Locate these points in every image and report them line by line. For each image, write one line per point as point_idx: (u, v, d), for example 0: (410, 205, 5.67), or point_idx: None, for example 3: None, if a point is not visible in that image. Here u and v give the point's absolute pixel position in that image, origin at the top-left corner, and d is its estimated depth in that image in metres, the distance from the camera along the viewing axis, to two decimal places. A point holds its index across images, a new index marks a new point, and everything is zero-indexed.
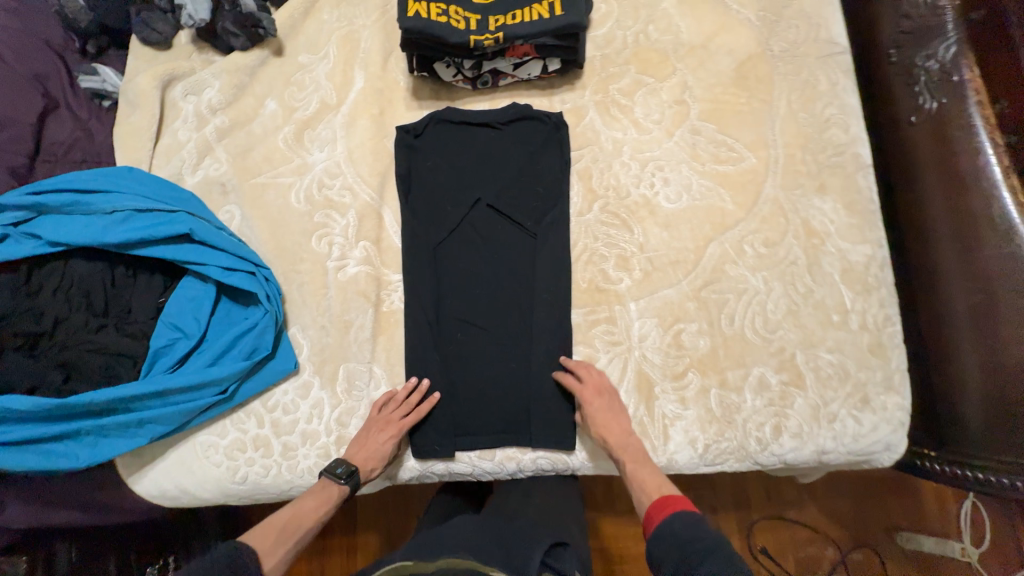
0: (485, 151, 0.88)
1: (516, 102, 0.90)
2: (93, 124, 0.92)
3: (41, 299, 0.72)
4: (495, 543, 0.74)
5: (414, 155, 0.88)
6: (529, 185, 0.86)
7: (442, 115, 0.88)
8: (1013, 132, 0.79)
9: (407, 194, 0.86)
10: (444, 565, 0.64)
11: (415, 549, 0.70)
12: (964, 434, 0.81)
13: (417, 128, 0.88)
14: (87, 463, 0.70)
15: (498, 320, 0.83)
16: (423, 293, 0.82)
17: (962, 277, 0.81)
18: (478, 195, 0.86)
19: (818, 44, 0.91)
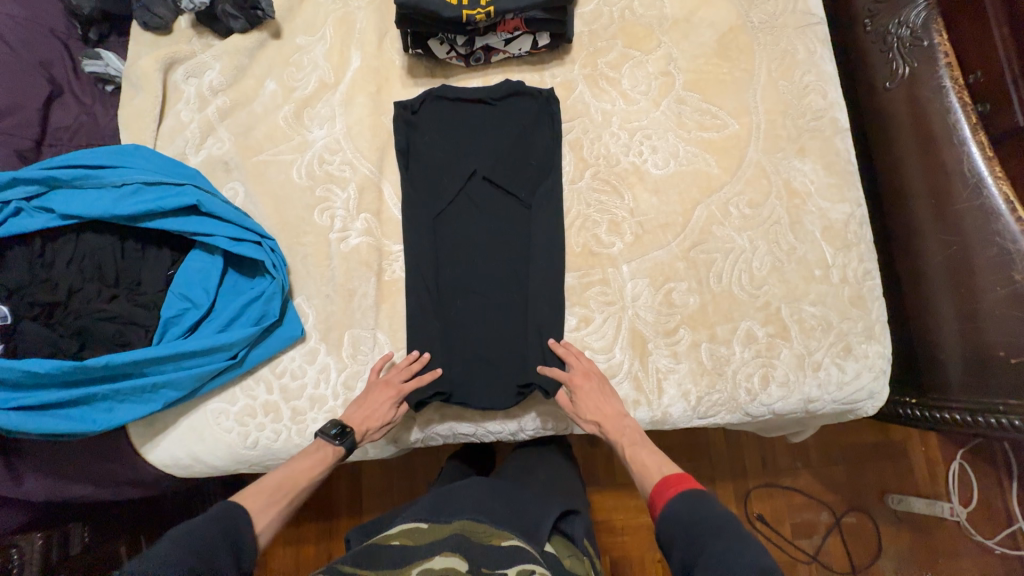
0: (478, 121, 0.91)
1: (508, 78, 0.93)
2: (97, 108, 0.94)
3: (55, 270, 0.75)
4: (504, 503, 0.77)
5: (412, 131, 0.90)
6: (521, 160, 0.90)
7: (438, 92, 0.91)
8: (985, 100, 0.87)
9: (407, 168, 0.90)
10: (458, 529, 0.68)
11: (428, 508, 0.74)
12: (945, 380, 0.86)
13: (415, 104, 0.90)
14: (105, 426, 0.73)
15: (495, 282, 0.87)
16: (423, 254, 0.86)
17: (937, 230, 0.85)
18: (474, 167, 0.89)
19: (795, 15, 0.95)
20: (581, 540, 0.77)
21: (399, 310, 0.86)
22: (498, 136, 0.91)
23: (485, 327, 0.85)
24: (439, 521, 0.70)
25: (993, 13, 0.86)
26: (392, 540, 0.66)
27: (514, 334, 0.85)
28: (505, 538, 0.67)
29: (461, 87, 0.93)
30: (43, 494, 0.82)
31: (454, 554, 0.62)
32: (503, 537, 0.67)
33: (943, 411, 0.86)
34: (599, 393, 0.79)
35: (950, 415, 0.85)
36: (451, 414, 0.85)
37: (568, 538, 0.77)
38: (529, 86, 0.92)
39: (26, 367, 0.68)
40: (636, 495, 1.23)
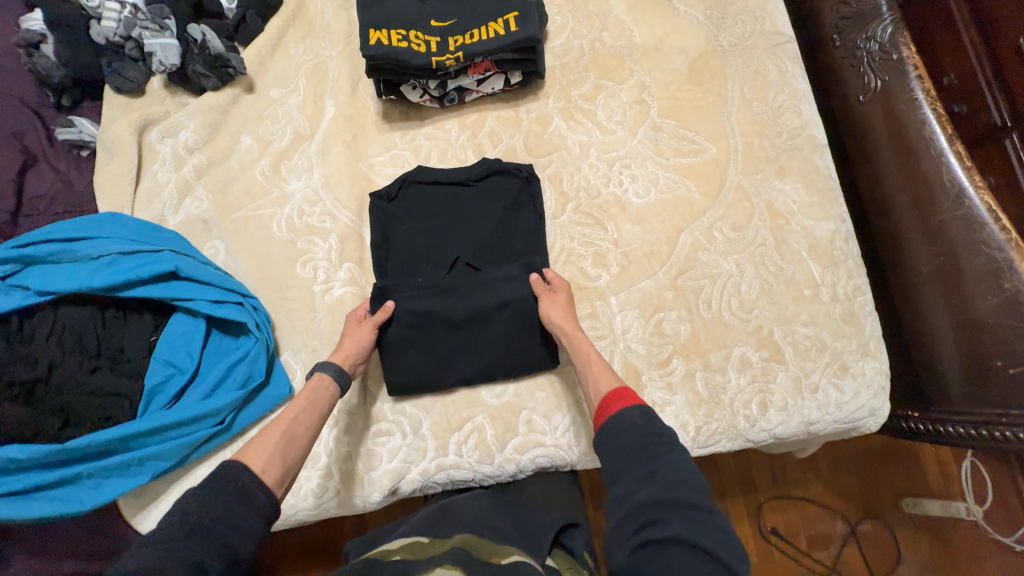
0: (456, 189, 0.90)
1: (485, 157, 0.92)
2: (73, 175, 0.93)
3: (35, 346, 0.74)
4: (508, 520, 0.70)
5: (389, 219, 0.88)
6: (496, 204, 0.89)
7: (414, 176, 0.90)
8: (961, 102, 0.87)
9: (385, 246, 0.88)
10: (460, 543, 0.61)
11: (429, 523, 0.68)
12: (945, 392, 0.84)
13: (391, 193, 0.89)
14: (91, 504, 0.71)
15: (486, 341, 0.84)
16: (408, 327, 0.84)
17: (924, 242, 0.84)
18: (456, 254, 0.87)
19: (764, 36, 0.96)
20: (581, 552, 0.69)
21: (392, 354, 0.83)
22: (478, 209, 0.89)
23: (475, 366, 0.84)
24: (440, 536, 0.64)
25: (959, 18, 0.86)
26: (393, 555, 0.60)
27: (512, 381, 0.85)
28: (506, 556, 0.59)
29: (436, 168, 0.91)
30: (30, 575, 0.79)
31: (453, 568, 0.55)
32: (505, 553, 0.60)
33: (946, 423, 0.84)
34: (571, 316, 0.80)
35: (954, 428, 0.83)
36: (447, 461, 0.81)
37: (569, 552, 0.68)
38: (508, 164, 0.91)
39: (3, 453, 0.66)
40: None
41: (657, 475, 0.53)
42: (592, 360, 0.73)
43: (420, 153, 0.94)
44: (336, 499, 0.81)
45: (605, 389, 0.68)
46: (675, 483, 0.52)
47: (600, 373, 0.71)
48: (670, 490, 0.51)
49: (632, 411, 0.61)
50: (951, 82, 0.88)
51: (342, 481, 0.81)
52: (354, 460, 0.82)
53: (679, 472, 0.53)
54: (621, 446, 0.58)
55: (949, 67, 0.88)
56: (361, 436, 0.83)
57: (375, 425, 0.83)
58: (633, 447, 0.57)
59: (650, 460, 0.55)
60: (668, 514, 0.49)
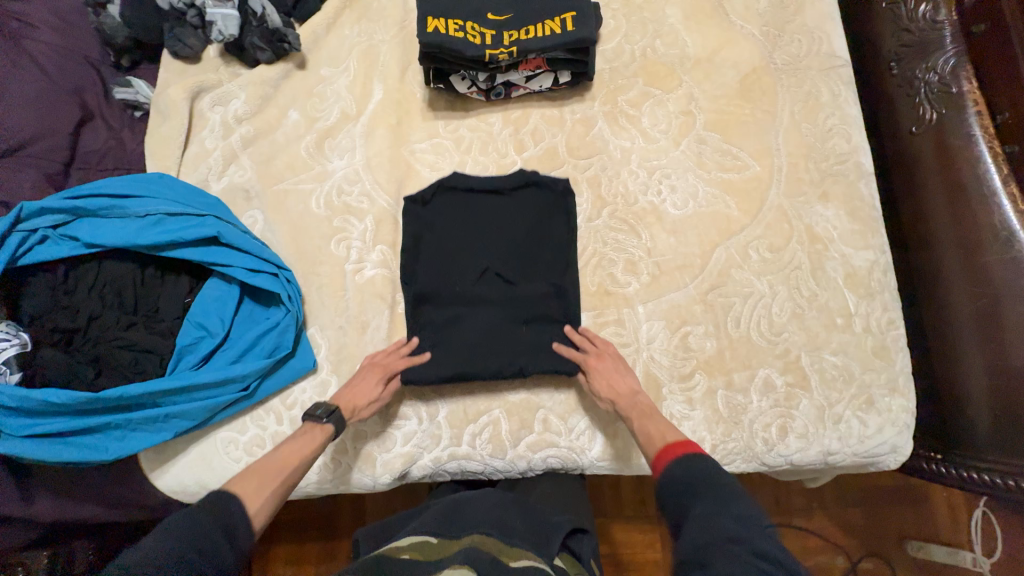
0: (493, 195, 0.90)
1: (522, 167, 0.92)
2: (125, 133, 0.96)
3: (77, 297, 0.77)
4: (517, 519, 0.70)
5: (423, 223, 0.89)
6: (532, 216, 0.89)
7: (448, 183, 0.90)
8: (1017, 140, 0.80)
9: (417, 248, 0.88)
10: (471, 543, 0.62)
11: (439, 521, 0.68)
12: (971, 438, 0.82)
13: (425, 197, 0.89)
14: (115, 455, 0.73)
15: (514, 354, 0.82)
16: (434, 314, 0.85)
17: (965, 283, 0.82)
18: (486, 264, 0.86)
19: (820, 57, 0.94)
20: (588, 560, 0.70)
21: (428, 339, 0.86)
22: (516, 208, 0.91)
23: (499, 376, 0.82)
24: (449, 535, 0.65)
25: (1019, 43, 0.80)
26: (401, 552, 0.60)
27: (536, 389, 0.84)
28: (515, 559, 0.60)
29: (471, 175, 0.91)
30: (49, 515, 0.80)
31: (463, 567, 0.56)
32: (516, 557, 0.60)
33: (969, 469, 0.82)
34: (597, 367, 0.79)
35: (978, 475, 0.81)
36: (459, 451, 0.82)
37: (576, 557, 0.70)
38: (543, 177, 0.90)
39: (41, 397, 0.69)
40: (648, 532, 1.16)
41: (700, 519, 0.53)
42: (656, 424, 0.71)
43: (461, 143, 0.94)
44: (345, 476, 0.83)
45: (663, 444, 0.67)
46: (709, 523, 0.52)
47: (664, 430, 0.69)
48: (710, 532, 0.51)
49: (672, 466, 0.61)
50: (1005, 121, 0.82)
51: (352, 460, 0.83)
52: (367, 440, 0.83)
53: (723, 516, 0.52)
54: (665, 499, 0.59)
55: (1007, 102, 0.81)
56: (377, 419, 0.84)
57: (393, 409, 0.84)
58: (676, 494, 0.58)
59: (693, 505, 0.55)
60: (716, 556, 0.48)
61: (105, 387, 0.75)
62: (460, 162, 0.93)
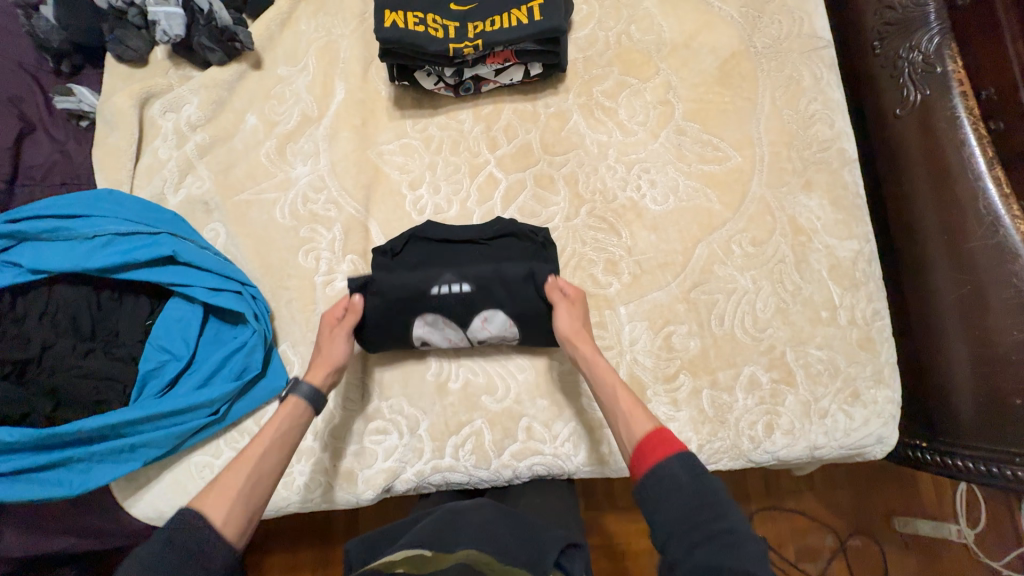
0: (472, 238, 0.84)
1: (499, 216, 0.86)
2: (71, 145, 0.90)
3: (27, 325, 0.71)
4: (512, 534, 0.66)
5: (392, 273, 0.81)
6: (510, 267, 0.81)
7: (420, 232, 0.84)
8: (998, 118, 0.80)
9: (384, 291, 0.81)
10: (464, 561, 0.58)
11: (433, 531, 0.63)
12: (956, 425, 0.81)
13: (394, 247, 0.83)
14: (82, 488, 0.70)
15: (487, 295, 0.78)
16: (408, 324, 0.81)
17: (950, 269, 0.81)
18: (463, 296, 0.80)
19: (801, 38, 0.90)
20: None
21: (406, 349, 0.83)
22: (491, 214, 0.87)
23: (470, 330, 0.79)
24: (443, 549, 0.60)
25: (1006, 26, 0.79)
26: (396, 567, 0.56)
27: (511, 325, 0.78)
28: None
29: (444, 225, 0.85)
30: (20, 548, 0.78)
31: None
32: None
33: (953, 456, 0.81)
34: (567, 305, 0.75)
35: (962, 462, 0.80)
36: (442, 464, 0.80)
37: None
38: (521, 226, 0.84)
39: None
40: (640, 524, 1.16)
41: (715, 542, 0.49)
42: (620, 392, 0.66)
43: (431, 144, 0.90)
44: (326, 493, 0.80)
45: (641, 431, 0.61)
46: (733, 553, 0.48)
47: (631, 409, 0.64)
48: (728, 559, 0.47)
49: (674, 464, 0.55)
50: (987, 97, 0.81)
51: (332, 477, 0.80)
52: (347, 456, 0.80)
53: (735, 537, 0.49)
54: (670, 504, 0.53)
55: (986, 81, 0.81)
56: (356, 434, 0.81)
57: (371, 423, 0.81)
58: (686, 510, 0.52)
59: (702, 523, 0.50)
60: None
61: (66, 419, 0.71)
62: (430, 164, 0.89)
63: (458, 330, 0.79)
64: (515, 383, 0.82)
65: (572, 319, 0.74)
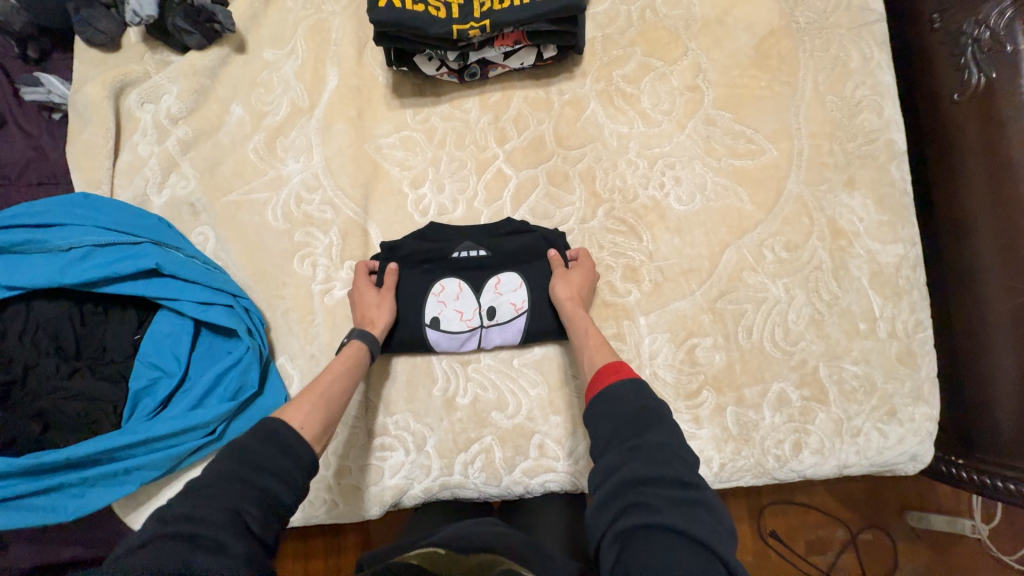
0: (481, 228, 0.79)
1: (508, 215, 0.80)
2: (46, 140, 0.83)
3: (8, 345, 0.68)
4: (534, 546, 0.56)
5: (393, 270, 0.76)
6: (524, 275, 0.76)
7: (423, 232, 0.78)
8: None
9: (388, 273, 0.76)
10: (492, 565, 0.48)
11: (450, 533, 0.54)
12: (995, 442, 0.73)
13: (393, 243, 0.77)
14: (75, 514, 0.67)
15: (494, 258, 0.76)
16: (414, 337, 0.75)
17: (1003, 274, 0.71)
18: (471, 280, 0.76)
19: (849, 12, 0.80)
20: None
21: (412, 361, 0.78)
22: (500, 214, 0.80)
23: (482, 299, 0.75)
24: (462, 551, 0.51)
25: None
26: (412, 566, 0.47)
27: (521, 285, 0.75)
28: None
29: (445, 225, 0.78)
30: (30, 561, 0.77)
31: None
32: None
33: (994, 477, 0.73)
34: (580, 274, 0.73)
35: (1003, 484, 0.72)
36: (451, 481, 0.76)
37: None
38: (530, 223, 0.78)
39: None
40: None
41: (644, 449, 0.46)
42: (592, 336, 0.66)
43: (434, 136, 0.82)
44: (331, 511, 0.76)
45: (602, 363, 0.61)
46: (662, 458, 0.45)
47: (599, 349, 0.63)
48: (656, 467, 0.45)
49: (623, 385, 0.53)
50: None
51: (337, 496, 0.76)
52: (352, 474, 0.76)
53: (667, 448, 0.47)
54: (607, 420, 0.51)
55: None
56: (361, 450, 0.77)
57: (377, 439, 0.77)
58: (623, 421, 0.50)
59: (636, 433, 0.48)
60: (655, 492, 0.43)
61: (54, 443, 0.68)
62: (433, 159, 0.81)
63: (470, 301, 0.75)
64: (528, 397, 0.77)
65: (576, 286, 0.72)
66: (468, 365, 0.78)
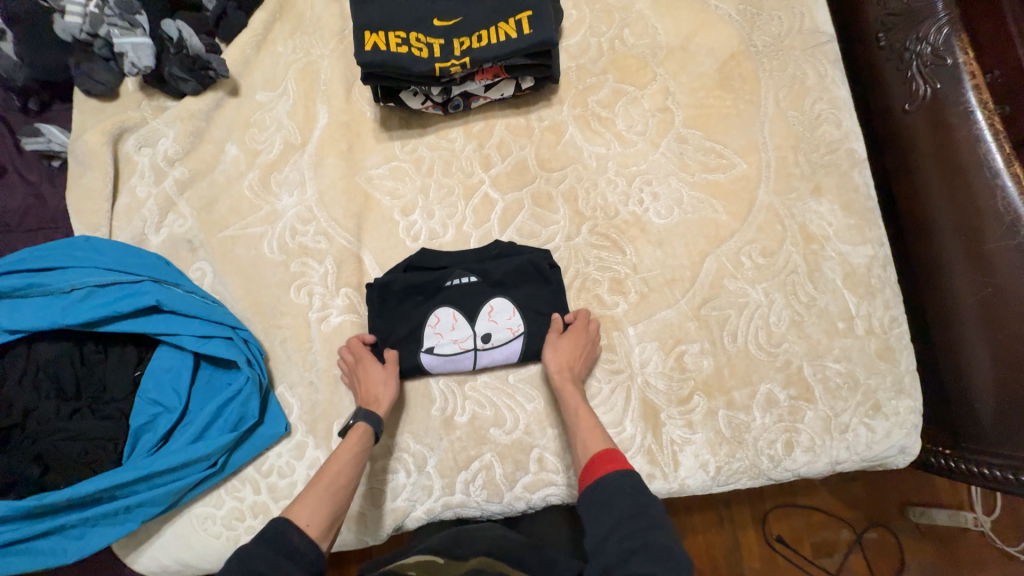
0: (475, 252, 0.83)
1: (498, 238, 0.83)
2: (45, 187, 0.85)
3: (8, 389, 0.69)
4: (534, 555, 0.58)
5: (386, 302, 0.79)
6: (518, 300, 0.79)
7: (414, 263, 0.80)
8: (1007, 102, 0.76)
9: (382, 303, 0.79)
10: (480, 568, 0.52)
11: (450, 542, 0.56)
12: (978, 431, 0.75)
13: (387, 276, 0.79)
14: (79, 555, 0.67)
15: (486, 287, 0.79)
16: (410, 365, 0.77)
17: (966, 269, 0.75)
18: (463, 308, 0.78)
19: (802, 35, 0.86)
20: None
21: (410, 383, 0.80)
22: (489, 236, 0.83)
23: (477, 325, 0.77)
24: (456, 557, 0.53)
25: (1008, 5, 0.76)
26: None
27: (515, 312, 0.78)
28: None
29: (438, 253, 0.81)
30: None
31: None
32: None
33: (983, 466, 0.75)
34: (573, 346, 0.75)
35: (991, 471, 0.74)
36: (453, 500, 0.76)
37: None
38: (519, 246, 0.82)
39: None
40: None
41: (647, 550, 0.50)
42: (584, 416, 0.70)
43: (422, 165, 0.86)
44: (335, 538, 0.76)
45: (596, 449, 0.64)
46: (659, 552, 0.49)
47: (591, 432, 0.67)
48: (654, 562, 0.49)
49: (616, 475, 0.58)
50: (995, 80, 0.77)
51: (348, 524, 0.76)
52: (355, 500, 0.77)
53: (665, 548, 0.50)
54: (607, 512, 0.55)
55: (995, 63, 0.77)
56: (363, 474, 0.77)
57: (378, 462, 0.78)
58: (623, 514, 0.54)
59: (635, 525, 0.52)
60: None
61: (55, 484, 0.68)
62: (422, 187, 0.85)
63: (464, 328, 0.77)
64: (525, 412, 0.78)
65: (572, 346, 0.75)
66: (464, 385, 0.80)
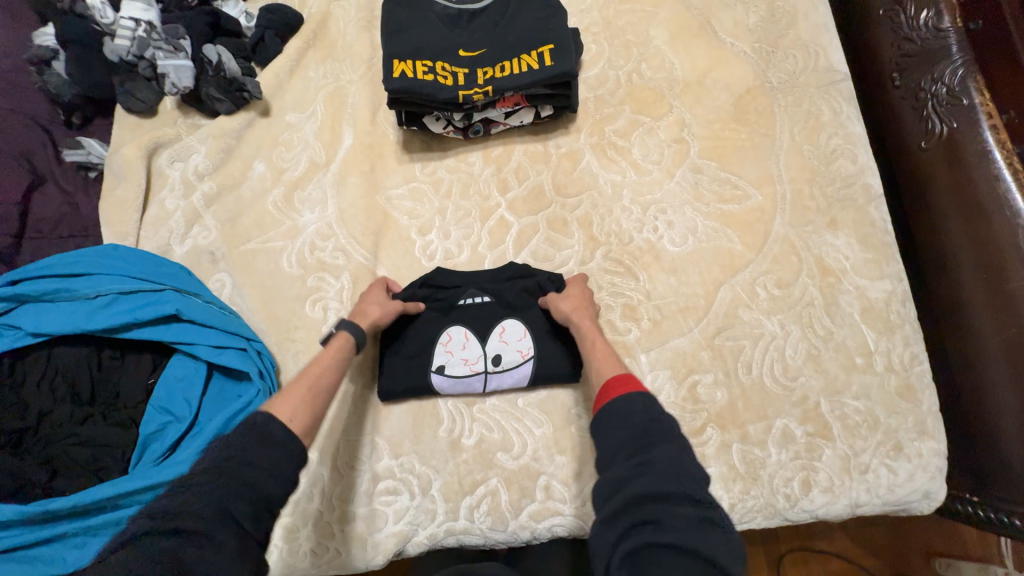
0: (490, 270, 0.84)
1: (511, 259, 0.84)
2: (80, 197, 0.89)
3: (26, 392, 0.71)
4: None
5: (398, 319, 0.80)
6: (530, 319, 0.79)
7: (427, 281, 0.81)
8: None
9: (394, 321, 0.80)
10: None
11: None
12: (1008, 480, 0.72)
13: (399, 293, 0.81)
14: (74, 566, 0.65)
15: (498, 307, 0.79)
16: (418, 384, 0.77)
17: (990, 309, 0.73)
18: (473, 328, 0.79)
19: (817, 72, 0.88)
20: None
21: (418, 403, 0.79)
22: (503, 258, 0.84)
23: (488, 346, 0.77)
24: None
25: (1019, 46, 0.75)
26: None
27: (525, 333, 0.78)
28: None
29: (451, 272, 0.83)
30: None
31: None
32: None
33: (1012, 515, 0.71)
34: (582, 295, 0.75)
35: (1020, 522, 0.70)
36: (457, 526, 0.74)
37: None
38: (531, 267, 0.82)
39: None
40: None
41: (653, 466, 0.47)
42: (599, 347, 0.67)
43: (440, 187, 0.88)
44: (332, 561, 0.74)
45: (609, 375, 0.61)
46: (672, 475, 0.46)
47: (605, 360, 0.64)
48: (665, 483, 0.45)
49: (631, 399, 0.53)
50: (1012, 120, 0.76)
51: (317, 530, 0.74)
52: (355, 520, 0.75)
53: (676, 464, 0.47)
54: (619, 435, 0.51)
55: (1009, 103, 0.76)
56: (367, 494, 0.76)
57: (382, 483, 0.76)
58: (634, 437, 0.50)
59: (646, 447, 0.49)
60: (665, 512, 0.44)
61: (61, 490, 0.68)
62: (440, 208, 0.87)
63: (475, 348, 0.77)
64: (533, 437, 0.77)
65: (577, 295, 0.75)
66: (473, 406, 0.79)
